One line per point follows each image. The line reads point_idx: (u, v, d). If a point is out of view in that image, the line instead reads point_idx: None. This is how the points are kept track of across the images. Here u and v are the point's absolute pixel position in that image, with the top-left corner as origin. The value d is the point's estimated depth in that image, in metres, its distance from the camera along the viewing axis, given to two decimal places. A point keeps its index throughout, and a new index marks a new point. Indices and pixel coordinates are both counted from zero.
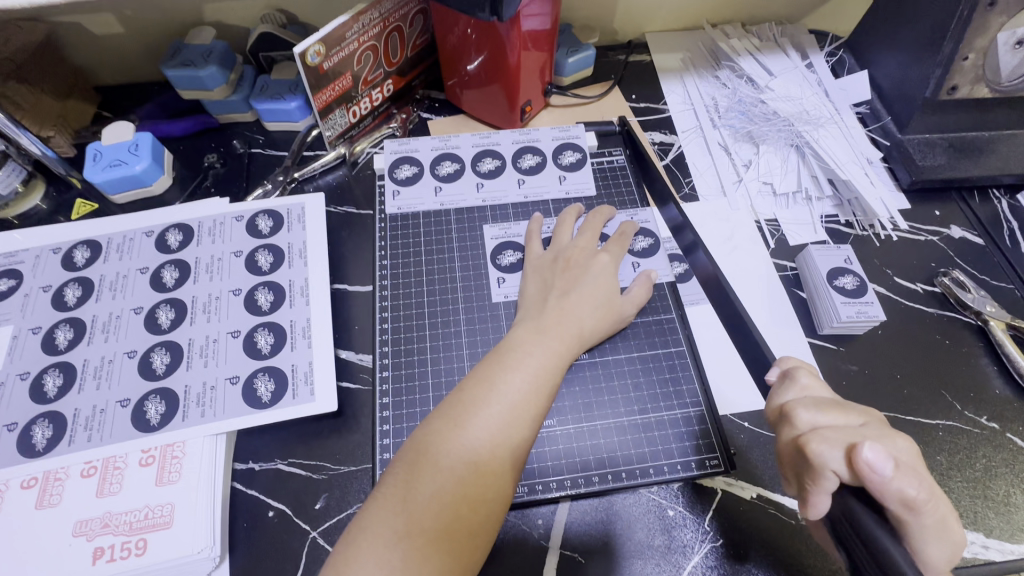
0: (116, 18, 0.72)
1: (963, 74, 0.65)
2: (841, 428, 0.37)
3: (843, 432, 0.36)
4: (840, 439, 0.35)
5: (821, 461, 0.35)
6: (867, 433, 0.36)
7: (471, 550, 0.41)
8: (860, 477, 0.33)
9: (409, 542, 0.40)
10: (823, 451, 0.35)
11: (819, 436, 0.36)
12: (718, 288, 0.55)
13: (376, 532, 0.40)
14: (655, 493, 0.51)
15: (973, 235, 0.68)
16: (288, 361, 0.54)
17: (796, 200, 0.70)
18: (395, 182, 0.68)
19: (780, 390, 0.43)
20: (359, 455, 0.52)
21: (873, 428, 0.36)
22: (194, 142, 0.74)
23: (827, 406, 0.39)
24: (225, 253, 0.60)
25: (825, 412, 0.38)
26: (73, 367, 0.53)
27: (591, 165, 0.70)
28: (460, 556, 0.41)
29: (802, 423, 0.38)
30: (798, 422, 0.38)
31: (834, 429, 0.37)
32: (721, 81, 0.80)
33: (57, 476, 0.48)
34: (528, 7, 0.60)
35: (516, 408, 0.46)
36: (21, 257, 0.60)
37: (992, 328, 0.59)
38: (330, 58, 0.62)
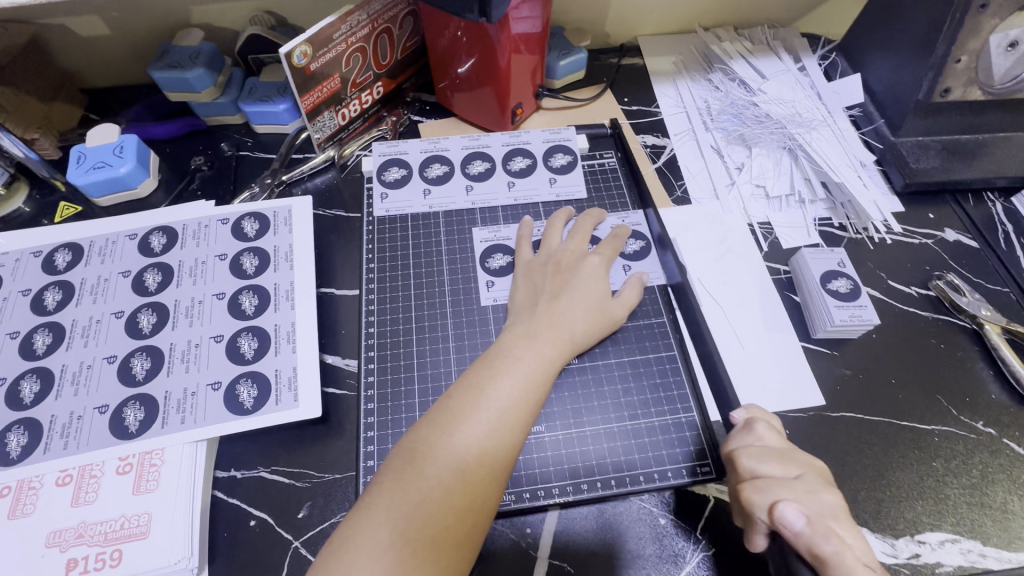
0: (103, 20, 0.71)
1: (956, 76, 0.65)
2: (776, 480, 0.43)
3: (775, 485, 0.43)
4: (771, 492, 0.42)
5: (752, 508, 0.42)
6: (795, 488, 0.43)
7: (457, 562, 0.40)
8: (777, 527, 0.41)
9: (394, 553, 0.39)
10: (753, 500, 0.42)
11: (756, 486, 0.43)
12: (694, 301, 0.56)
13: (360, 544, 0.39)
14: (645, 502, 0.50)
15: (967, 238, 0.67)
16: (272, 366, 0.53)
17: (789, 203, 0.70)
18: (384, 185, 0.67)
19: (736, 435, 0.48)
20: (344, 463, 0.51)
21: (803, 483, 0.43)
22: (182, 144, 0.73)
23: (771, 457, 0.45)
24: (210, 256, 0.59)
25: (768, 462, 0.44)
26: (51, 373, 0.52)
27: (582, 167, 0.70)
28: (446, 569, 0.40)
29: (745, 471, 0.44)
30: (742, 470, 0.45)
31: (770, 479, 0.43)
32: (714, 84, 0.80)
33: (32, 485, 0.47)
34: (517, 9, 0.60)
35: (505, 415, 0.45)
36: (0, 261, 0.59)
37: (987, 331, 0.59)
38: (317, 59, 0.62)
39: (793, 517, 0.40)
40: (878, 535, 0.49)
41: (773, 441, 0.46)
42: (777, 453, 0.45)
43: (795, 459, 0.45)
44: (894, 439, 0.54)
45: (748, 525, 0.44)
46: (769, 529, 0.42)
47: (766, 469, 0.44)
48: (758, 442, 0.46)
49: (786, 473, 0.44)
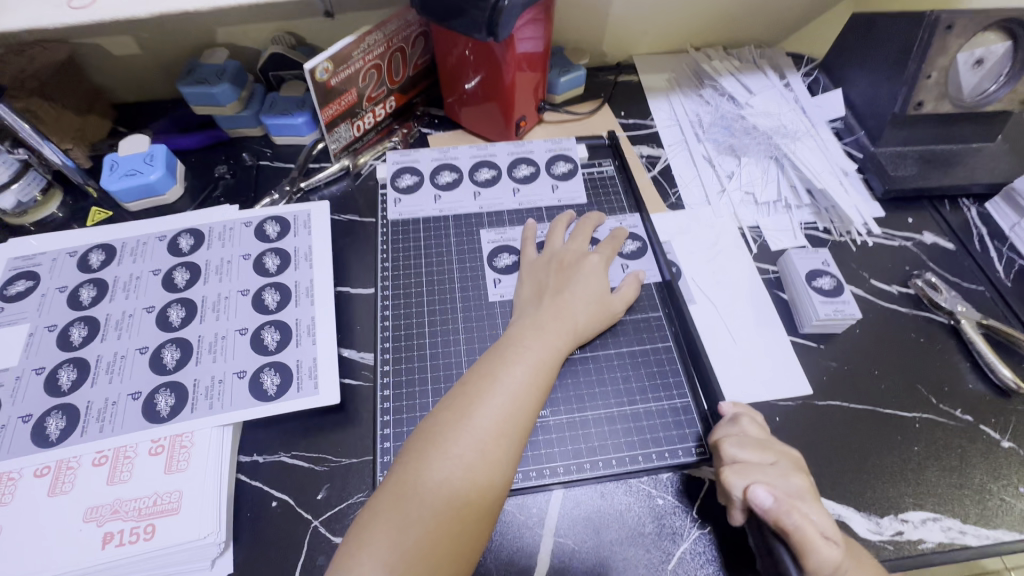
0: (135, 40, 0.76)
1: (928, 91, 0.70)
2: (754, 465, 0.47)
3: (752, 470, 0.46)
4: (747, 474, 0.46)
5: (729, 488, 0.46)
6: (769, 472, 0.46)
7: (480, 533, 0.44)
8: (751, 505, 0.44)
9: (422, 525, 0.42)
10: (731, 480, 0.46)
11: (735, 469, 0.47)
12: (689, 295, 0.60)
13: (389, 519, 0.42)
14: (645, 483, 0.53)
15: (944, 241, 0.71)
16: (293, 357, 0.57)
17: (777, 208, 0.74)
18: (397, 191, 0.71)
19: (722, 426, 0.52)
20: (360, 447, 0.54)
21: (778, 468, 0.47)
22: (205, 154, 0.78)
23: (752, 445, 0.48)
24: (234, 256, 0.63)
25: (747, 449, 0.48)
26: (87, 362, 0.55)
27: (582, 175, 0.74)
28: (470, 540, 0.43)
29: (726, 455, 0.48)
30: (724, 454, 0.49)
31: (747, 463, 0.47)
32: (705, 99, 0.85)
33: (70, 465, 0.50)
34: (522, 30, 0.65)
35: (517, 399, 0.49)
36: (39, 260, 0.63)
37: (964, 326, 0.62)
38: (337, 75, 0.66)
39: (764, 496, 0.43)
40: (863, 514, 0.53)
41: (753, 431, 0.50)
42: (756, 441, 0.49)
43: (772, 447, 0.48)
44: (877, 425, 0.58)
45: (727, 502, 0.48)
46: (744, 506, 0.46)
47: (746, 455, 0.48)
48: (740, 433, 0.50)
49: (763, 459, 0.48)
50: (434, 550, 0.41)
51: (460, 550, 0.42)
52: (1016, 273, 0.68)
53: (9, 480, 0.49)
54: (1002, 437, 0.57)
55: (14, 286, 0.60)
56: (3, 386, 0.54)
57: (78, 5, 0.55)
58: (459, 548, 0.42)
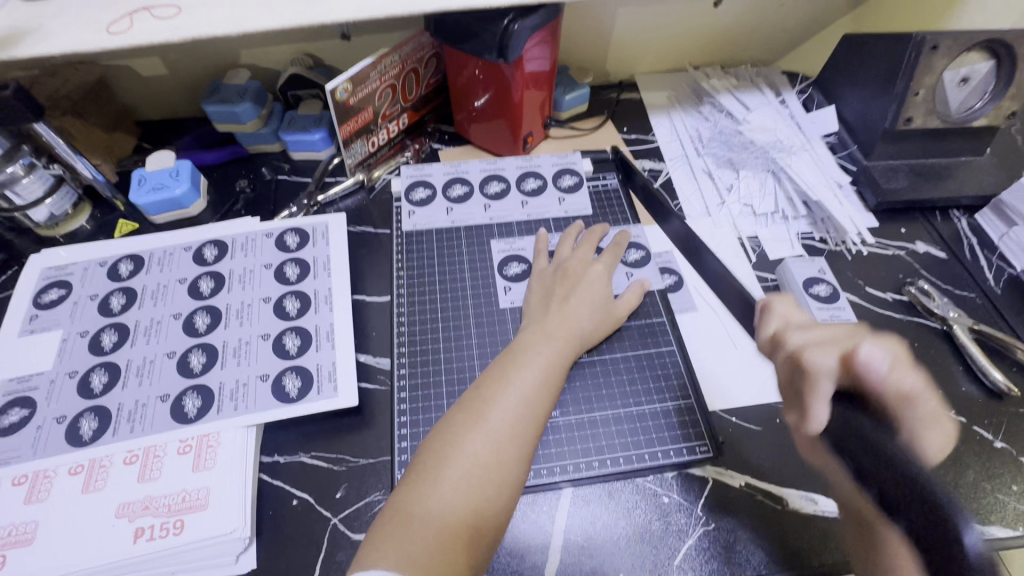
0: (162, 62, 0.80)
1: (916, 107, 0.73)
2: (832, 341, 0.45)
3: (834, 343, 0.45)
4: (832, 349, 0.44)
5: (817, 372, 0.44)
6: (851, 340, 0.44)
7: (495, 530, 0.46)
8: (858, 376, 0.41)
9: (442, 522, 0.44)
10: (819, 359, 0.44)
11: (813, 351, 0.46)
12: None
13: (411, 517, 0.44)
14: (651, 482, 0.55)
15: (936, 251, 0.74)
16: (314, 361, 0.59)
17: (775, 219, 0.77)
18: (411, 204, 0.75)
19: (767, 321, 0.55)
20: (377, 448, 0.57)
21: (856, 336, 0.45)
22: (226, 169, 0.81)
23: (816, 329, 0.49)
24: (257, 265, 0.66)
25: (812, 331, 0.49)
26: (117, 366, 0.58)
27: (587, 188, 0.78)
28: (486, 536, 0.45)
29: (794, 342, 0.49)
30: (790, 343, 0.50)
31: (824, 341, 0.46)
32: (704, 115, 0.89)
33: (102, 463, 0.52)
34: (530, 51, 0.69)
35: (529, 399, 0.51)
36: (71, 270, 0.66)
37: (956, 331, 0.65)
38: (356, 94, 0.70)
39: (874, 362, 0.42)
40: None
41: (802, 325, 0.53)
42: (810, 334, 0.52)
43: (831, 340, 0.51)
44: None
45: (807, 398, 0.44)
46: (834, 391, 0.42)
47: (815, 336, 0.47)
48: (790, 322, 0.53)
49: (835, 335, 0.46)
50: (453, 546, 0.43)
51: (477, 543, 0.44)
52: (1005, 281, 0.71)
53: (45, 477, 0.51)
54: (995, 437, 0.59)
55: (47, 295, 0.64)
56: (38, 389, 0.56)
57: (116, 30, 0.59)
58: (476, 542, 0.44)
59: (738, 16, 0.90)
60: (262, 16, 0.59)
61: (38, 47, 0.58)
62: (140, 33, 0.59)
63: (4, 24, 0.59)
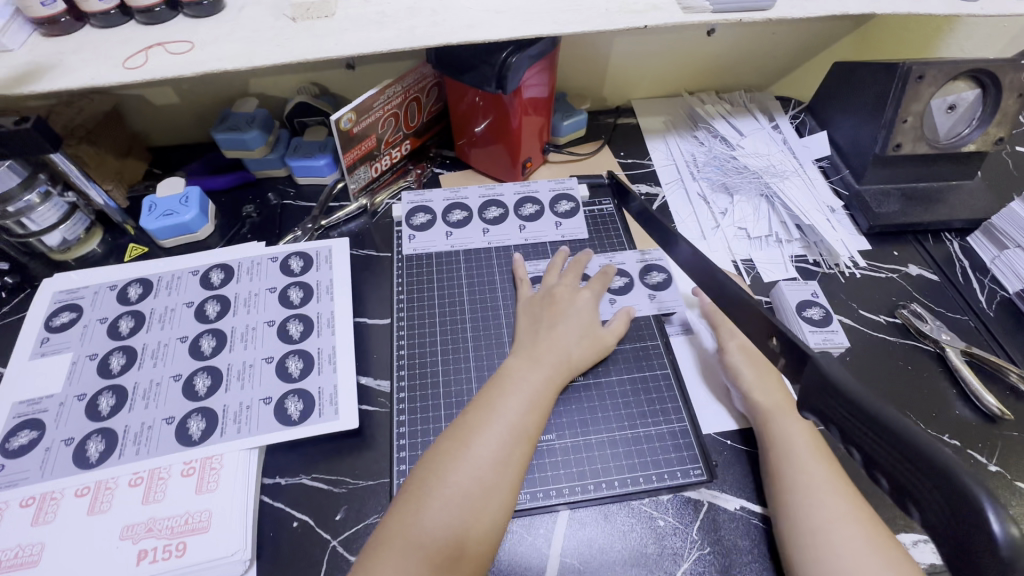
0: (174, 91, 0.83)
1: (905, 133, 0.75)
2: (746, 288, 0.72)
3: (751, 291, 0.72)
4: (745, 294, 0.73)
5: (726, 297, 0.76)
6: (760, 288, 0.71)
7: (481, 556, 0.47)
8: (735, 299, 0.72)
9: (425, 551, 0.46)
10: None
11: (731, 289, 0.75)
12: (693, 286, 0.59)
13: (398, 545, 0.46)
14: (646, 505, 0.56)
15: (929, 273, 0.75)
16: (315, 384, 0.61)
17: (768, 242, 0.79)
18: (411, 228, 0.77)
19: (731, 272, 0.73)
20: (376, 470, 0.58)
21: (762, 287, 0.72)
22: (233, 195, 0.84)
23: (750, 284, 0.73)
24: (261, 289, 0.68)
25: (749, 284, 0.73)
26: (125, 389, 0.59)
27: (583, 213, 0.80)
28: (470, 562, 0.47)
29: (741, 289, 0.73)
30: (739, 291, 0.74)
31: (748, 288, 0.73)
32: (699, 140, 0.91)
33: (107, 485, 0.53)
34: (528, 80, 0.72)
35: (514, 428, 0.53)
36: (81, 293, 0.68)
37: (949, 354, 0.65)
38: (359, 123, 0.72)
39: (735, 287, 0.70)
40: None
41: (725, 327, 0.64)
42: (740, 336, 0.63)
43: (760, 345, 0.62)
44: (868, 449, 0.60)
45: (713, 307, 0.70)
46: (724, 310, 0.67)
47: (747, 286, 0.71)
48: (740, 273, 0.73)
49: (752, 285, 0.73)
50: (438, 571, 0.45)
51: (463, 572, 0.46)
52: (998, 303, 0.72)
53: (52, 499, 0.53)
54: (989, 461, 0.59)
55: (58, 318, 0.65)
56: (48, 411, 0.58)
57: (131, 66, 0.61)
58: (462, 568, 0.46)
59: (731, 44, 0.92)
60: (270, 52, 0.62)
61: (58, 82, 0.60)
62: (155, 68, 0.61)
63: (25, 61, 0.62)
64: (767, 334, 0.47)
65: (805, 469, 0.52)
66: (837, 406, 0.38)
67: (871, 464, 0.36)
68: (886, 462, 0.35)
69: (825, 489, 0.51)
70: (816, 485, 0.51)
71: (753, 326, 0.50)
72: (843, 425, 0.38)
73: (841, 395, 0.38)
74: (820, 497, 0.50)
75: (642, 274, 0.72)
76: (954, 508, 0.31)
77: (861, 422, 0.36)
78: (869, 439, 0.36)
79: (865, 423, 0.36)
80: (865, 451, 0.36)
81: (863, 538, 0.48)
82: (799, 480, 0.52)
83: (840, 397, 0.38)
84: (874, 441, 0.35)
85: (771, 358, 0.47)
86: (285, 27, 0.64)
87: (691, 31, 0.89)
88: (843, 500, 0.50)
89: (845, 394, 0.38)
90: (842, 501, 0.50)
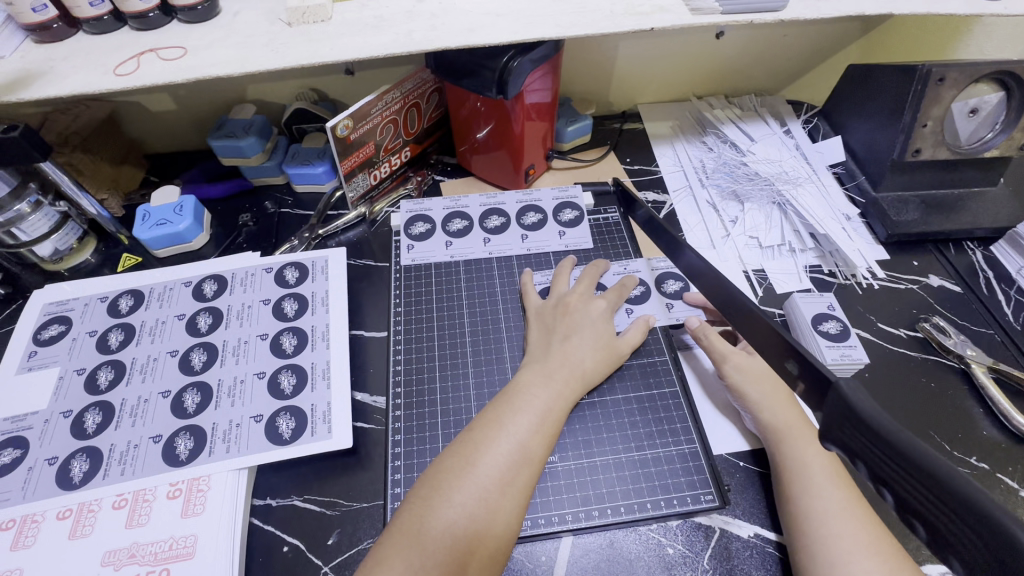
0: (171, 97, 0.82)
1: (924, 138, 0.72)
2: None
3: None
4: None
5: None
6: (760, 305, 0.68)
7: None
8: None
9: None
10: None
11: None
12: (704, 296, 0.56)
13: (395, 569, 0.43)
14: (654, 531, 0.53)
15: (950, 284, 0.72)
16: (308, 401, 0.58)
17: (781, 252, 0.75)
18: (410, 238, 0.75)
19: None
20: (370, 492, 0.55)
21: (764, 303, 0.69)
22: (230, 202, 0.82)
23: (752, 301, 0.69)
24: (255, 301, 0.66)
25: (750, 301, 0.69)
26: (111, 405, 0.57)
27: (588, 221, 0.77)
28: None
29: None
30: None
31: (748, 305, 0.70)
32: (708, 145, 0.88)
33: (90, 508, 0.52)
34: (531, 84, 0.69)
35: (522, 449, 0.50)
36: (71, 305, 0.66)
37: (974, 370, 0.62)
38: (356, 130, 0.70)
39: None
40: None
41: (724, 342, 0.61)
42: (744, 353, 0.60)
43: (767, 364, 0.59)
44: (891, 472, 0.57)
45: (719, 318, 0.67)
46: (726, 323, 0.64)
47: None
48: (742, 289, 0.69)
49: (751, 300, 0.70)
50: None
51: None
52: None
53: (32, 522, 0.51)
54: (1021, 486, 0.55)
55: (47, 331, 0.64)
56: (32, 429, 0.56)
57: (123, 72, 0.60)
58: None
59: (740, 47, 0.90)
60: (264, 57, 0.60)
61: (46, 89, 0.59)
62: (147, 73, 0.60)
63: (17, 67, 0.60)
64: (784, 356, 0.44)
65: (818, 494, 0.49)
66: (866, 441, 0.35)
67: (906, 507, 0.33)
68: (924, 507, 0.32)
69: (839, 516, 0.48)
70: (832, 512, 0.48)
71: (768, 346, 0.47)
72: (872, 462, 0.35)
73: (872, 431, 0.34)
74: (835, 526, 0.47)
75: (659, 283, 0.70)
76: (999, 557, 0.29)
77: (896, 462, 0.33)
78: (905, 481, 0.33)
79: (902, 465, 0.33)
80: (896, 492, 0.34)
81: (883, 572, 0.45)
82: (813, 506, 0.49)
83: (870, 433, 0.34)
84: (911, 485, 0.32)
85: (789, 383, 0.44)
86: (280, 31, 0.62)
87: (700, 34, 0.86)
88: (861, 529, 0.47)
89: (878, 431, 0.34)
90: (859, 529, 0.47)
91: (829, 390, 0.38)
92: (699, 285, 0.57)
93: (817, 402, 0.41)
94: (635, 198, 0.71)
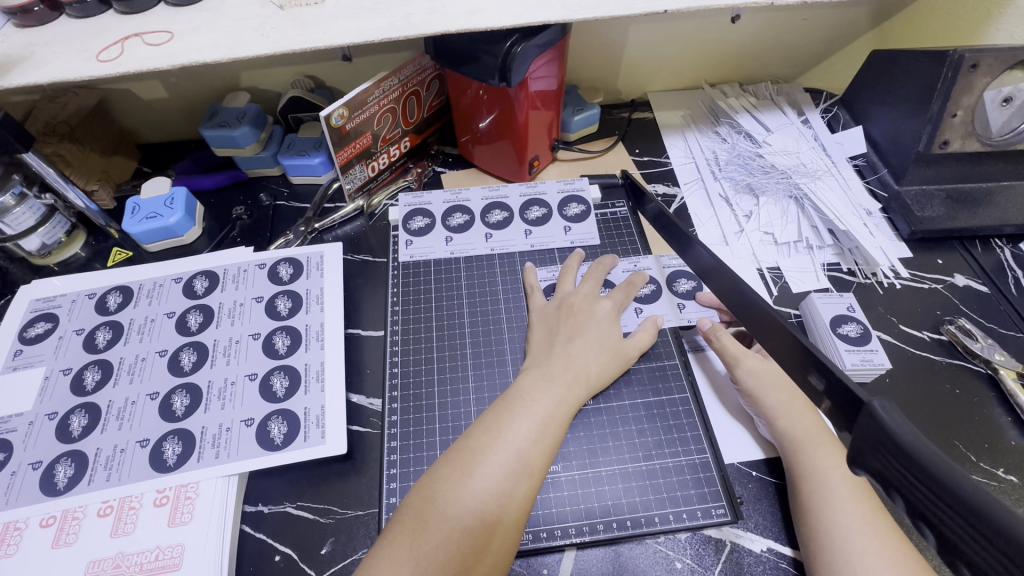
0: (162, 85, 0.79)
1: (953, 129, 0.68)
2: None
3: None
4: None
5: None
6: None
7: None
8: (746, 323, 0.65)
9: None
10: None
11: None
12: (717, 295, 0.53)
13: None
14: (661, 544, 0.50)
15: (977, 284, 0.68)
16: (302, 405, 0.56)
17: (797, 249, 0.72)
18: (409, 233, 0.72)
19: None
20: (366, 500, 0.53)
21: None
22: (224, 195, 0.79)
23: None
24: (247, 298, 0.64)
25: None
26: (98, 408, 0.55)
27: (595, 216, 0.74)
28: None
29: None
30: None
31: None
32: (721, 136, 0.84)
33: (75, 515, 0.50)
34: (536, 71, 0.66)
35: (522, 458, 0.48)
36: (58, 302, 0.64)
37: (1002, 376, 0.59)
38: (352, 120, 0.67)
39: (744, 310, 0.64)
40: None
41: (737, 345, 0.58)
42: (759, 356, 0.57)
43: (782, 369, 0.55)
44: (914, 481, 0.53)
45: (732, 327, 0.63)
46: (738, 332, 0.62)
47: None
48: None
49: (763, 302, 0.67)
50: None
51: None
52: None
53: (15, 529, 0.49)
54: None
55: (34, 329, 0.62)
56: (16, 431, 0.54)
57: (106, 58, 0.56)
58: None
59: (757, 31, 0.85)
60: (253, 42, 0.56)
61: (27, 75, 0.56)
62: (131, 59, 0.56)
63: None
64: (807, 369, 0.41)
65: (840, 508, 0.46)
66: (906, 474, 0.32)
67: (949, 548, 0.31)
68: (972, 553, 0.29)
69: (862, 533, 0.45)
70: (852, 528, 0.45)
71: (789, 355, 0.43)
72: (913, 497, 0.32)
73: (912, 462, 0.31)
74: (859, 543, 0.44)
75: (671, 282, 0.67)
76: None
77: (943, 501, 0.30)
78: (953, 523, 0.30)
79: (951, 506, 0.30)
80: (938, 530, 0.31)
81: None
82: (833, 521, 0.46)
83: (914, 468, 0.31)
84: (958, 527, 0.30)
85: (813, 398, 0.41)
86: (271, 15, 0.59)
87: (714, 19, 0.82)
88: (886, 546, 0.44)
89: (921, 463, 0.31)
90: (884, 546, 0.44)
91: (862, 414, 0.35)
92: (710, 283, 0.54)
93: (845, 422, 0.38)
94: (645, 191, 0.68)
